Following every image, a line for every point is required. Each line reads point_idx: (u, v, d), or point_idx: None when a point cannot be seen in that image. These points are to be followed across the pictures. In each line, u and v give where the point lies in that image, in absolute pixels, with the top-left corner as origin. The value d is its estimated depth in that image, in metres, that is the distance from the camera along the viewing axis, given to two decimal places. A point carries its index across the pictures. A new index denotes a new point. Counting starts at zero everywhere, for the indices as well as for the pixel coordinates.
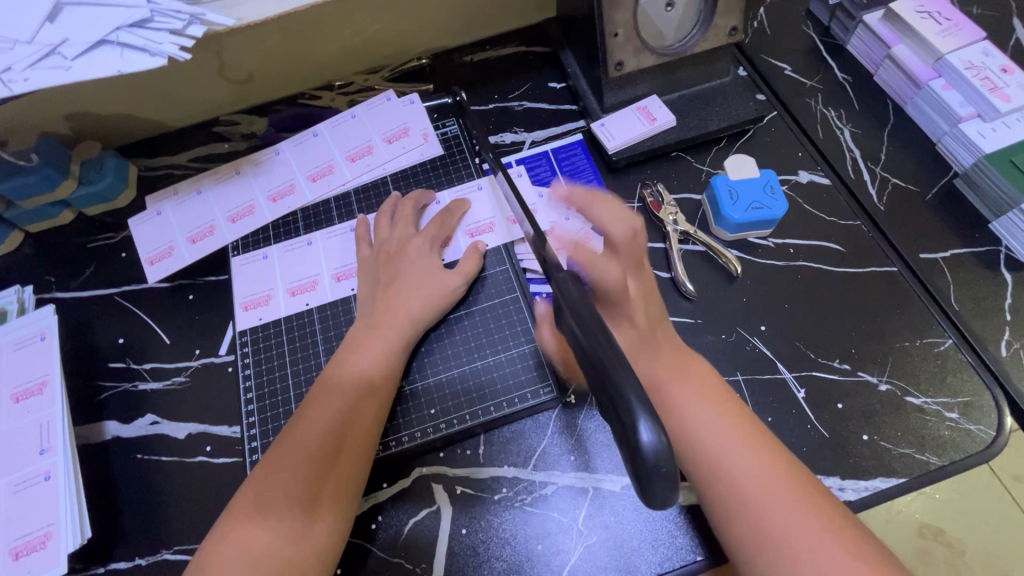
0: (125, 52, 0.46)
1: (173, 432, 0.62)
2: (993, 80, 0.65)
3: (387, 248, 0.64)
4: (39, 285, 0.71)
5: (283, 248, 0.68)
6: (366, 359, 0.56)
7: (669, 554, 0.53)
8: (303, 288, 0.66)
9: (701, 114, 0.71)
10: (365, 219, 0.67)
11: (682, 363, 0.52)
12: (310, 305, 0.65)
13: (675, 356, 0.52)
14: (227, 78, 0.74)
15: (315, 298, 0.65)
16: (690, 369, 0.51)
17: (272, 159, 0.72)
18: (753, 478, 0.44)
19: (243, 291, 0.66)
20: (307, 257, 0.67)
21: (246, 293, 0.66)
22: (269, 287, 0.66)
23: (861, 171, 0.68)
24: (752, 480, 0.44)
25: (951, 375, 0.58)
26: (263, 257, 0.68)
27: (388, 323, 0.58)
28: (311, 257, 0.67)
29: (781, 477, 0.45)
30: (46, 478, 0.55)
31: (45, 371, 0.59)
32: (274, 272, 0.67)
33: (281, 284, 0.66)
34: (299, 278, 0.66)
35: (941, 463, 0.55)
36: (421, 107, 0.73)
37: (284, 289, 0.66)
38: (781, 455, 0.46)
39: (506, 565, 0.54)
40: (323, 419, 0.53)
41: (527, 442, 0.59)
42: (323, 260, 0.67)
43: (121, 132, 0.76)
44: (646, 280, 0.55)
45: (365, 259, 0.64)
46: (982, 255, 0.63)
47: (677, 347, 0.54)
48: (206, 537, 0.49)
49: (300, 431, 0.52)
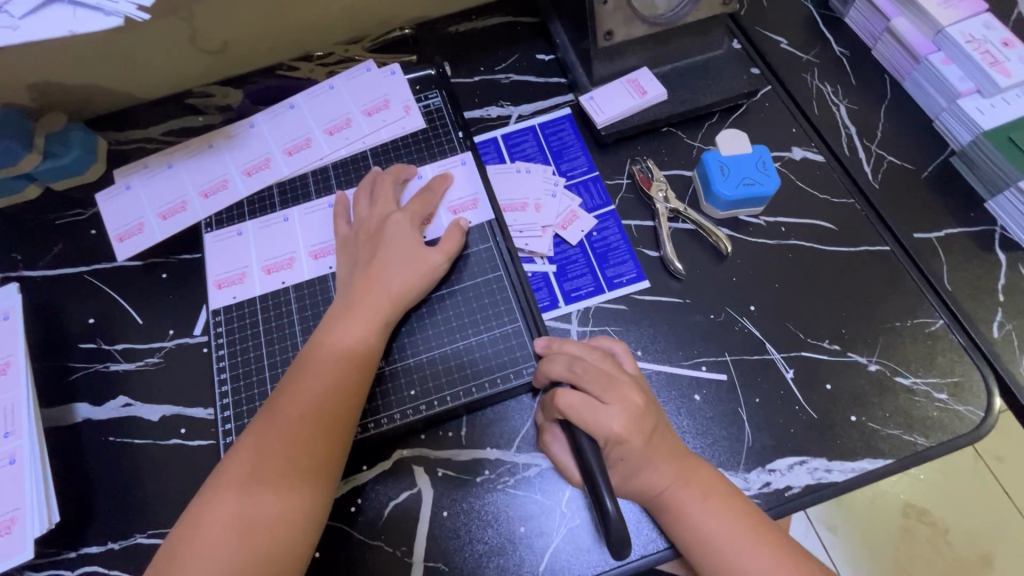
0: (77, 11, 0.43)
1: (147, 414, 0.60)
2: (994, 54, 0.63)
3: (366, 226, 0.61)
4: (4, 263, 0.68)
5: (259, 224, 0.65)
6: (344, 339, 0.54)
7: (652, 537, 0.52)
8: (279, 266, 0.64)
9: (693, 87, 0.69)
10: (345, 196, 0.64)
11: (686, 462, 0.50)
12: (286, 284, 0.63)
13: (679, 459, 0.50)
14: (199, 48, 0.71)
15: (292, 276, 0.63)
16: (696, 472, 0.49)
17: (247, 131, 0.69)
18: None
19: (217, 268, 0.64)
20: (284, 234, 0.65)
21: (221, 270, 0.64)
22: (244, 265, 0.64)
23: (856, 148, 0.67)
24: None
25: (941, 356, 0.57)
26: (237, 234, 0.65)
27: (367, 302, 0.56)
28: (288, 233, 0.65)
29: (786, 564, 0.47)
30: (11, 462, 0.53)
31: (10, 351, 0.57)
32: (249, 248, 0.65)
33: (256, 262, 0.64)
34: (276, 255, 0.64)
35: (929, 445, 0.54)
36: (403, 78, 0.70)
37: (259, 267, 0.64)
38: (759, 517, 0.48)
39: (487, 548, 0.53)
40: (301, 401, 0.51)
41: (509, 423, 0.57)
42: (300, 238, 0.65)
43: (88, 102, 0.73)
44: (635, 397, 0.50)
45: (345, 237, 0.62)
46: (976, 234, 0.62)
47: (676, 445, 0.50)
48: (180, 519, 0.47)
49: (277, 414, 0.50)
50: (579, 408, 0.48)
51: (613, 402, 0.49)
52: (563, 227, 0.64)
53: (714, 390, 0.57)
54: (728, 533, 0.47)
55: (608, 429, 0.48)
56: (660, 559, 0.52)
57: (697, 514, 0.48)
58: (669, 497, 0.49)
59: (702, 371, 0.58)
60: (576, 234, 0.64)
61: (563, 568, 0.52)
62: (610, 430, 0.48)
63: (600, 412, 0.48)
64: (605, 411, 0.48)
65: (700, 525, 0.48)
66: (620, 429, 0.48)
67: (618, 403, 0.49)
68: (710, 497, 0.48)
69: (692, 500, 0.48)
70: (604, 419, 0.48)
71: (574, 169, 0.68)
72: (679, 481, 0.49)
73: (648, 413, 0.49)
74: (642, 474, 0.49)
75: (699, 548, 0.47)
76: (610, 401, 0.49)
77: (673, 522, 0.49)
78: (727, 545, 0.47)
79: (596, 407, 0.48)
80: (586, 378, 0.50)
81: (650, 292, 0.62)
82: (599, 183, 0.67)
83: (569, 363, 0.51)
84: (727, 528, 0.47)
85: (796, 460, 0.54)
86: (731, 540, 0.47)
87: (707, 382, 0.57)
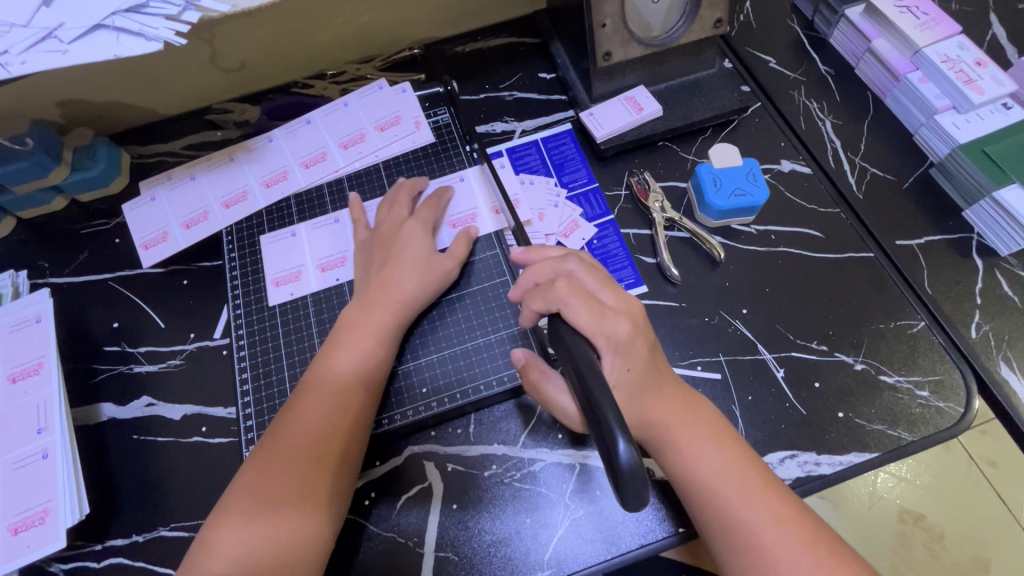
0: (120, 36, 0.47)
1: (170, 413, 0.63)
2: (968, 73, 0.67)
3: (382, 229, 0.65)
4: (33, 270, 0.71)
5: (311, 226, 0.69)
6: (343, 350, 0.57)
7: (652, 526, 0.55)
8: (333, 263, 0.67)
9: (687, 104, 0.73)
10: (358, 200, 0.68)
11: (692, 408, 0.52)
12: (340, 282, 0.66)
13: (687, 402, 0.52)
14: (219, 66, 0.75)
15: (345, 273, 0.66)
16: (703, 416, 0.52)
17: (266, 145, 0.73)
18: (764, 521, 0.47)
19: (273, 267, 0.67)
20: (337, 234, 0.68)
21: (276, 269, 0.67)
22: (299, 263, 0.67)
23: (841, 161, 0.71)
24: (762, 526, 0.47)
25: (923, 355, 0.61)
26: (291, 235, 0.69)
27: (363, 316, 0.59)
28: (341, 234, 0.68)
29: (782, 512, 0.47)
30: (44, 456, 0.56)
31: (41, 352, 0.60)
32: (303, 248, 0.68)
33: (311, 260, 0.67)
34: (328, 255, 0.68)
35: (913, 439, 0.57)
36: (413, 95, 0.74)
37: (314, 265, 0.67)
38: (759, 464, 0.50)
39: (495, 539, 0.56)
40: (302, 416, 0.54)
41: (515, 421, 0.60)
42: (348, 238, 0.68)
43: (113, 118, 0.77)
44: (634, 306, 0.52)
45: (363, 241, 0.66)
46: (955, 242, 0.66)
47: (682, 389, 0.53)
48: (204, 531, 0.50)
49: (284, 431, 0.53)
50: (579, 300, 0.49)
51: (610, 295, 0.52)
52: (565, 235, 0.68)
53: (709, 388, 0.60)
54: (729, 475, 0.49)
55: (611, 326, 0.49)
56: (665, 546, 0.55)
57: (699, 456, 0.49)
58: (674, 433, 0.50)
59: (698, 371, 0.61)
60: (578, 236, 0.68)
61: (568, 557, 0.55)
62: (609, 325, 0.49)
63: (600, 308, 0.50)
64: (607, 307, 0.50)
65: (700, 464, 0.49)
66: (623, 330, 0.50)
67: (617, 300, 0.52)
68: (717, 441, 0.50)
69: (699, 439, 0.50)
70: (605, 315, 0.49)
71: (575, 181, 0.71)
72: (685, 419, 0.51)
73: (644, 322, 0.52)
74: (650, 401, 0.51)
75: (696, 490, 0.49)
76: (607, 296, 0.52)
77: (676, 462, 0.50)
78: (728, 487, 0.48)
79: (596, 302, 0.50)
80: (584, 273, 0.53)
81: (648, 296, 0.65)
82: (599, 195, 0.71)
83: (562, 261, 0.54)
84: (726, 470, 0.49)
85: (787, 453, 0.57)
86: (733, 482, 0.48)
87: (703, 381, 0.61)
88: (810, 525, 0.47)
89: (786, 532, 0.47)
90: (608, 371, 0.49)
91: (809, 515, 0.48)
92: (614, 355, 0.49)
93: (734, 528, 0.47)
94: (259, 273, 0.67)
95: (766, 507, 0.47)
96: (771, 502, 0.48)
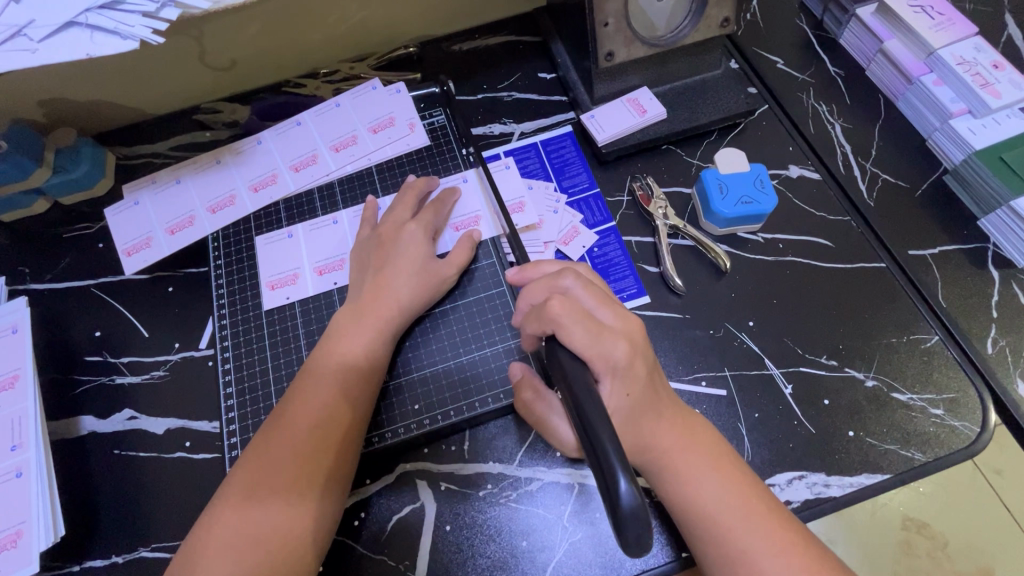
0: (94, 34, 0.45)
1: (152, 427, 0.61)
2: (985, 76, 0.65)
3: (383, 231, 0.62)
4: (12, 277, 0.69)
5: (309, 227, 0.66)
6: (329, 366, 0.55)
7: (653, 551, 0.53)
8: (331, 267, 0.64)
9: (691, 106, 0.70)
10: (375, 202, 0.65)
11: (690, 430, 0.50)
12: (337, 286, 0.63)
13: (685, 424, 0.50)
14: (207, 64, 0.72)
15: (342, 277, 0.64)
16: (703, 439, 0.49)
17: (255, 147, 0.70)
18: (766, 552, 0.44)
19: (269, 270, 0.65)
20: (333, 236, 0.66)
21: (273, 272, 0.65)
22: (295, 266, 0.65)
23: (852, 167, 0.68)
24: (764, 556, 0.44)
25: (936, 371, 0.58)
26: (287, 236, 0.66)
27: (349, 337, 0.56)
28: (338, 235, 0.66)
29: (786, 542, 0.45)
30: (17, 475, 0.53)
31: (18, 364, 0.58)
32: (300, 250, 0.66)
33: (308, 263, 0.65)
34: (326, 258, 0.65)
35: (926, 459, 0.55)
36: (408, 96, 0.72)
37: (311, 268, 0.65)
38: (760, 489, 0.48)
39: (489, 563, 0.53)
40: (284, 446, 0.50)
41: (511, 438, 0.58)
42: (348, 240, 0.65)
43: (97, 118, 0.74)
44: (633, 325, 0.49)
45: (364, 240, 0.63)
46: (970, 252, 0.63)
47: (680, 410, 0.51)
48: (184, 547, 0.47)
49: (265, 468, 0.49)
50: (577, 319, 0.46)
51: (609, 313, 0.49)
52: (564, 243, 0.65)
53: (714, 405, 0.58)
54: (729, 502, 0.46)
55: (609, 346, 0.46)
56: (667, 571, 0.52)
57: (698, 482, 0.47)
58: (671, 458, 0.48)
59: (702, 387, 0.59)
60: (579, 243, 0.65)
61: None
62: (608, 345, 0.46)
63: (598, 326, 0.47)
64: (604, 326, 0.47)
65: (698, 490, 0.47)
66: (621, 351, 0.47)
67: (617, 319, 0.49)
68: (717, 466, 0.48)
69: (697, 463, 0.48)
70: (603, 334, 0.47)
71: (575, 186, 0.69)
72: (683, 442, 0.49)
73: (643, 341, 0.49)
74: (647, 424, 0.48)
75: (695, 518, 0.46)
76: (604, 314, 0.49)
77: (673, 488, 0.48)
78: (729, 515, 0.46)
79: (594, 321, 0.47)
80: (581, 291, 0.49)
81: (650, 307, 0.62)
82: (600, 201, 0.68)
83: (558, 276, 0.51)
84: (726, 496, 0.46)
85: (796, 474, 0.55)
86: (733, 510, 0.46)
87: (707, 397, 0.58)
88: (816, 556, 0.45)
89: (790, 563, 0.44)
90: (607, 396, 0.46)
91: (816, 544, 0.46)
92: (614, 379, 0.46)
93: (734, 559, 0.45)
94: (254, 275, 0.65)
95: (768, 536, 0.45)
96: (773, 531, 0.45)
